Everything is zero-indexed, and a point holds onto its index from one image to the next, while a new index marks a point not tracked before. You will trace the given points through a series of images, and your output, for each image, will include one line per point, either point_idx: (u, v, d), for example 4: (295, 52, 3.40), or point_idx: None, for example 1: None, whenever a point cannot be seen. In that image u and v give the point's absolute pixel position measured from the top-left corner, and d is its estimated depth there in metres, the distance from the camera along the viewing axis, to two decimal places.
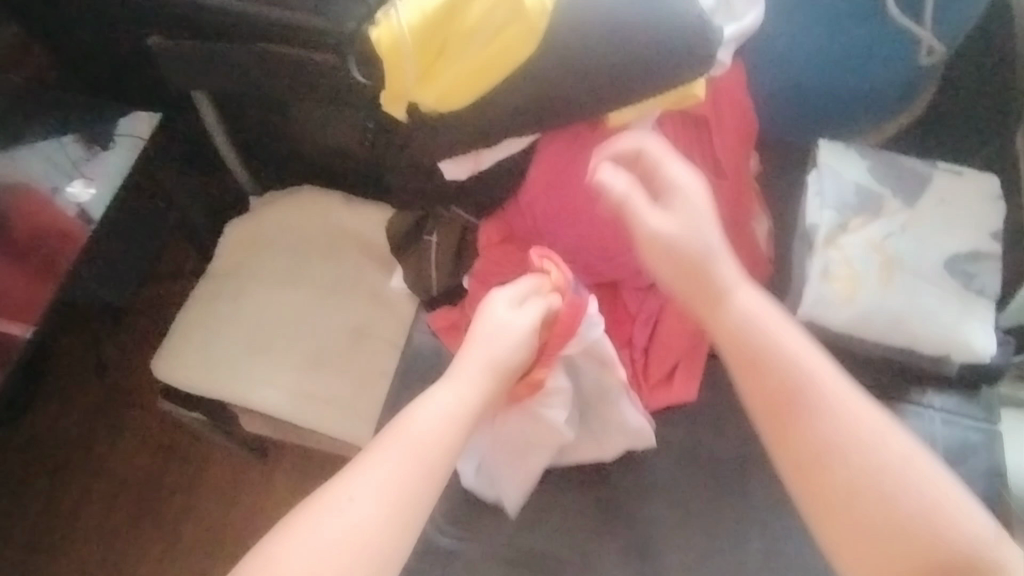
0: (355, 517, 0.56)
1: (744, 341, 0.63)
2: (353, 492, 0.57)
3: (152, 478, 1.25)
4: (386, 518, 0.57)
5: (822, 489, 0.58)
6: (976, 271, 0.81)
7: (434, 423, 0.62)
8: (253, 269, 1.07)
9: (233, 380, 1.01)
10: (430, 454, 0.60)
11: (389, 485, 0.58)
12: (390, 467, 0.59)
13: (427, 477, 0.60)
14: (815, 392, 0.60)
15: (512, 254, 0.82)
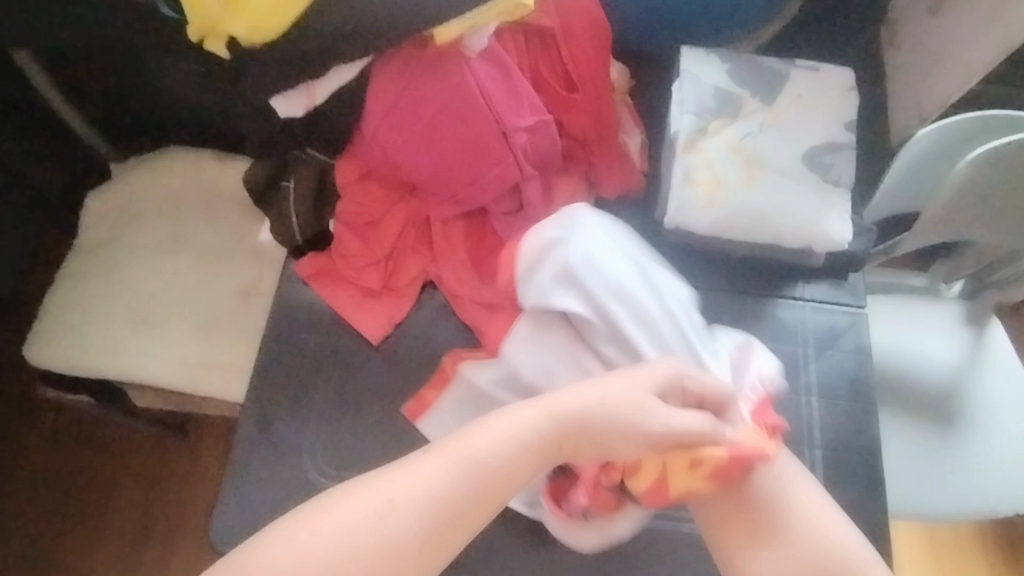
0: (399, 522, 0.53)
1: None
2: (399, 495, 0.54)
3: (62, 473, 1.19)
4: (418, 528, 0.54)
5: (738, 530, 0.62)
6: (832, 162, 0.83)
7: (502, 445, 0.58)
8: (125, 241, 1.03)
9: (113, 357, 0.98)
10: (490, 479, 0.57)
11: (419, 492, 0.55)
12: (440, 480, 0.56)
13: (473, 505, 0.56)
14: (783, 482, 0.63)
15: (370, 192, 0.83)
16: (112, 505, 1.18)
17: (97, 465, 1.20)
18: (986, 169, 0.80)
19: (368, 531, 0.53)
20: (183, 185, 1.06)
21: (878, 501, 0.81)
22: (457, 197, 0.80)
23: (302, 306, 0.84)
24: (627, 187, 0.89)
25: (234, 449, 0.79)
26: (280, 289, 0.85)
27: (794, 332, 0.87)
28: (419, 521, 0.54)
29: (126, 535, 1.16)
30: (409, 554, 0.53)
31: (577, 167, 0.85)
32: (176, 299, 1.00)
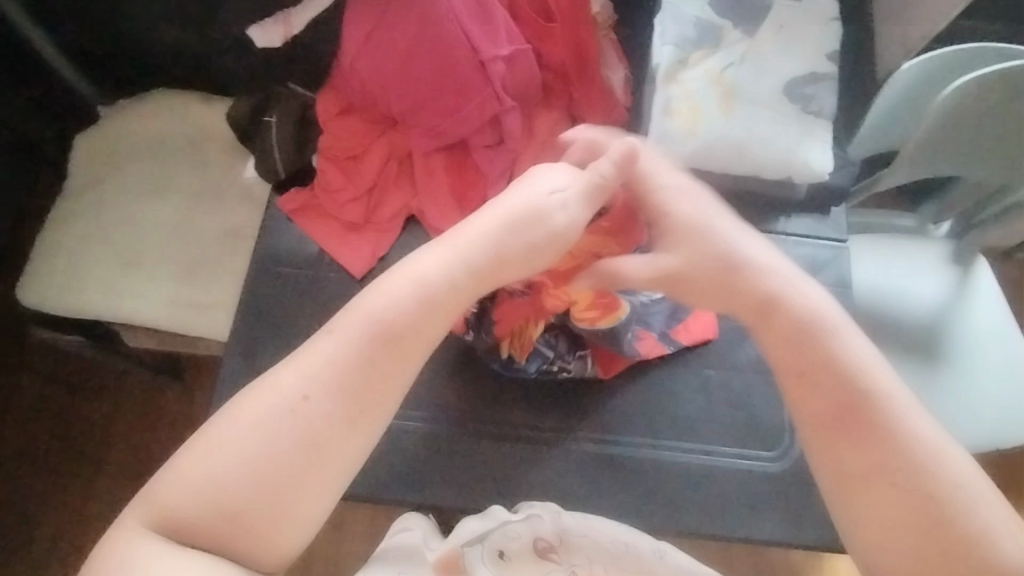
0: (217, 480, 0.51)
1: (803, 334, 0.59)
2: (213, 467, 0.51)
3: (64, 414, 1.22)
4: (318, 440, 0.53)
5: (811, 395, 0.58)
6: (813, 93, 0.83)
7: (417, 301, 0.57)
8: (112, 182, 1.03)
9: (102, 297, 0.98)
10: (306, 420, 0.53)
11: (231, 456, 0.52)
12: (313, 401, 0.54)
13: (393, 356, 0.56)
14: (783, 291, 0.61)
15: (352, 126, 0.85)
16: (111, 446, 1.21)
17: (96, 408, 1.22)
18: (964, 102, 0.79)
19: (254, 457, 0.52)
20: (169, 126, 1.06)
21: None
22: (437, 127, 0.81)
23: (286, 243, 0.85)
24: (609, 122, 0.90)
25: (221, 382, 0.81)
26: (264, 227, 0.86)
27: None
28: (330, 451, 0.53)
29: (126, 475, 1.19)
30: (318, 472, 0.53)
31: (557, 100, 0.87)
32: (163, 240, 1.01)
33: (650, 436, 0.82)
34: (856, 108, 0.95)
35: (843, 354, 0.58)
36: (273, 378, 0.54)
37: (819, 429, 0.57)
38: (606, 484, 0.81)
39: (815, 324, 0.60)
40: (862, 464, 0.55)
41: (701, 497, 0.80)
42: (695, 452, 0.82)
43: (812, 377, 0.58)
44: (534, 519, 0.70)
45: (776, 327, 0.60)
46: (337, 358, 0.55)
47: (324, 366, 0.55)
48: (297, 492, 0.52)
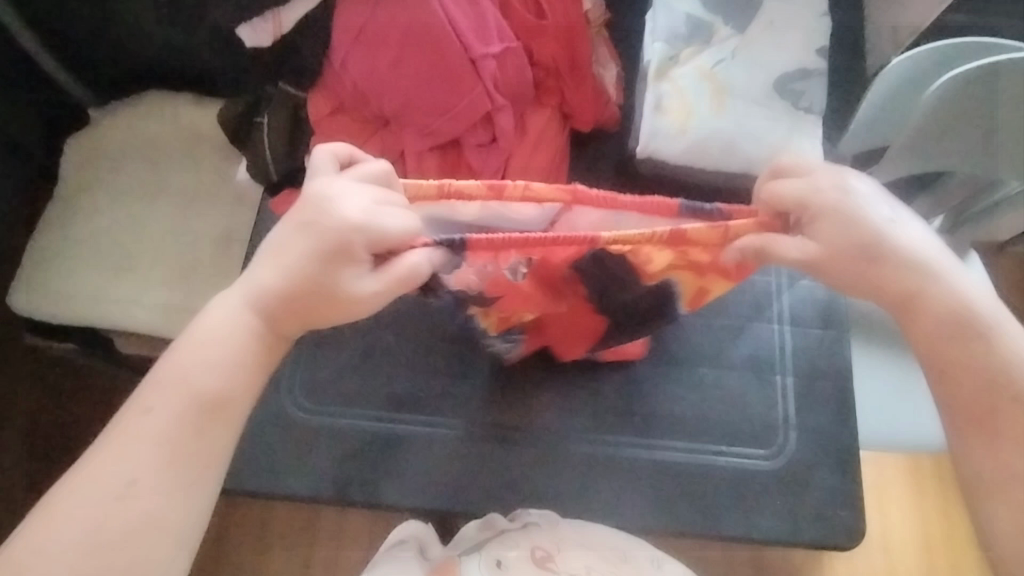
0: (120, 487, 0.57)
1: (938, 317, 0.69)
2: (120, 487, 0.57)
3: (58, 420, 1.21)
4: (182, 484, 0.59)
5: (957, 388, 0.69)
6: (803, 89, 0.84)
7: (221, 339, 0.61)
8: (103, 186, 1.03)
9: (93, 302, 0.98)
10: (192, 414, 0.60)
11: (123, 469, 0.58)
12: (144, 442, 0.59)
13: (224, 389, 0.61)
14: (930, 289, 0.69)
15: (344, 126, 0.84)
16: None
17: (89, 414, 1.21)
18: (953, 98, 0.80)
19: (109, 511, 0.56)
20: (160, 129, 1.05)
21: (843, 427, 0.83)
22: (428, 126, 0.80)
23: None
24: (601, 119, 0.90)
25: None
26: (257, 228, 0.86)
27: (769, 262, 0.89)
28: (165, 508, 0.58)
29: None
30: (191, 507, 0.59)
31: (549, 98, 0.87)
32: (156, 244, 1.01)
33: (646, 434, 0.82)
34: (847, 104, 0.95)
35: (987, 320, 0.69)
36: (123, 424, 0.59)
37: (971, 415, 0.68)
38: (603, 482, 0.80)
39: (967, 310, 0.69)
40: (984, 408, 0.67)
41: (696, 494, 0.80)
42: (692, 449, 0.82)
43: (963, 365, 0.68)
44: (532, 527, 0.73)
45: (929, 329, 0.70)
46: (163, 428, 0.59)
47: (167, 414, 0.59)
48: (177, 508, 0.58)
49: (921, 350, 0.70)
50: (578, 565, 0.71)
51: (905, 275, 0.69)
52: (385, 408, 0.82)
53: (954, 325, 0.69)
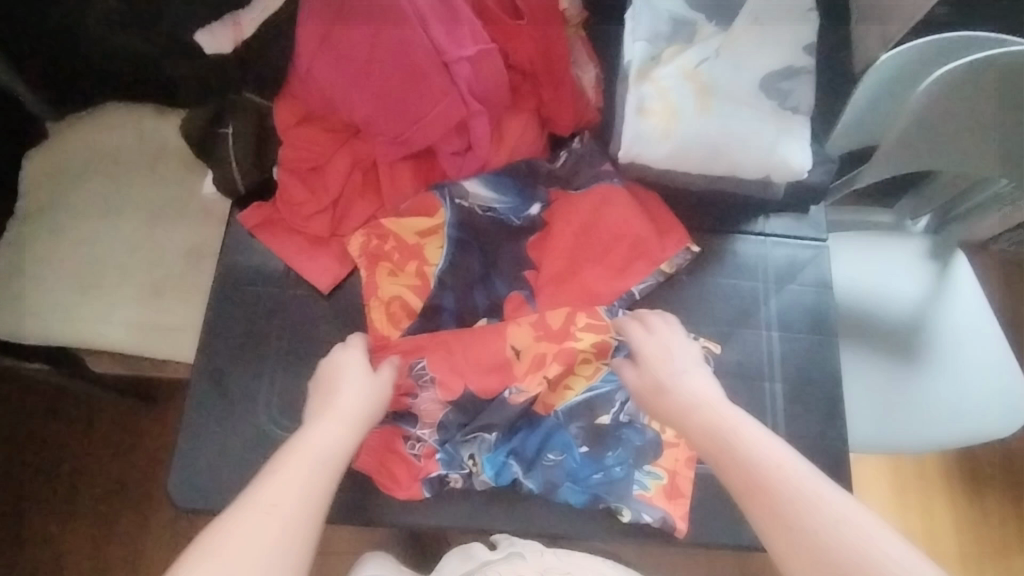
0: (245, 541, 0.49)
1: (756, 470, 0.56)
2: (241, 540, 0.49)
3: (31, 441, 1.17)
4: (286, 526, 0.51)
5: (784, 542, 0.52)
6: (790, 88, 0.81)
7: (330, 441, 0.60)
8: (66, 200, 0.99)
9: (59, 322, 0.93)
10: (310, 499, 0.54)
11: (259, 528, 0.50)
12: (276, 512, 0.51)
13: (328, 472, 0.57)
14: (756, 452, 0.57)
15: (313, 136, 0.81)
16: (82, 475, 1.16)
17: (63, 434, 1.17)
18: (942, 93, 0.77)
19: (245, 555, 0.48)
20: (124, 140, 1.01)
21: (835, 436, 0.80)
22: (402, 135, 0.78)
23: (248, 258, 0.82)
24: (582, 123, 0.87)
25: (187, 405, 0.77)
26: (226, 243, 0.82)
27: (755, 266, 0.86)
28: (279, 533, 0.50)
29: (98, 502, 1.15)
30: (288, 556, 0.49)
31: (527, 102, 0.84)
32: (123, 258, 0.97)
33: None
34: (834, 101, 0.93)
35: (808, 489, 0.54)
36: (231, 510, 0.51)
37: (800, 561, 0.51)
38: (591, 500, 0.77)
39: (796, 477, 0.54)
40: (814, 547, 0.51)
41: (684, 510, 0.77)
42: None
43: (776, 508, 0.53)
44: (516, 558, 0.67)
45: (756, 469, 0.56)
46: (307, 478, 0.55)
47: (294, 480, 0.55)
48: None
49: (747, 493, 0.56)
50: None
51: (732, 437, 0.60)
52: None
53: (757, 490, 0.56)
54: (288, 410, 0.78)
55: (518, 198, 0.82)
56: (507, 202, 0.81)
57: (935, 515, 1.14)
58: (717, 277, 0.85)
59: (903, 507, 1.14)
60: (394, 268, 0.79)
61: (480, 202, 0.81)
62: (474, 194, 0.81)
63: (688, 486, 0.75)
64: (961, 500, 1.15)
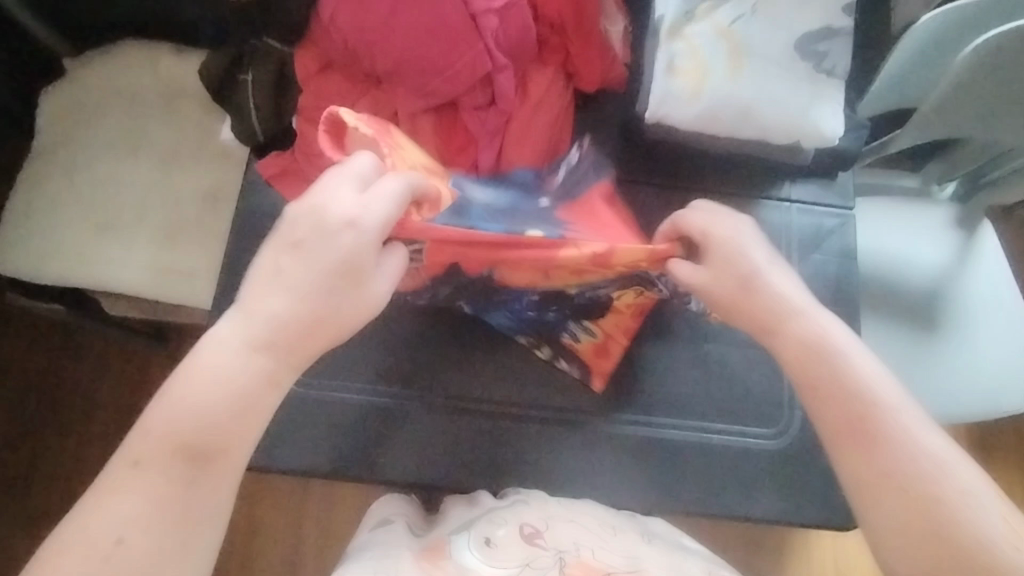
0: (150, 473, 0.51)
1: (813, 359, 0.60)
2: (152, 471, 0.51)
3: (51, 377, 1.19)
4: (197, 438, 0.52)
5: (837, 428, 0.57)
6: (826, 50, 0.79)
7: (260, 332, 0.55)
8: (82, 141, 0.98)
9: (77, 264, 0.94)
10: (222, 406, 0.53)
11: (166, 450, 0.52)
12: (183, 444, 0.52)
13: (259, 391, 0.55)
14: (821, 342, 0.60)
15: (334, 86, 0.79)
16: (99, 413, 1.18)
17: (81, 372, 1.19)
18: (985, 62, 0.74)
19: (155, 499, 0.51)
20: (139, 81, 1.00)
21: None
22: (426, 87, 0.75)
23: (265, 209, 0.81)
24: (608, 79, 0.85)
25: None
26: (243, 192, 0.82)
27: (779, 233, 0.84)
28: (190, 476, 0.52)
29: (115, 438, 1.17)
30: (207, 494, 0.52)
31: (553, 56, 0.82)
32: (139, 202, 0.96)
33: (642, 411, 0.79)
34: (869, 64, 0.90)
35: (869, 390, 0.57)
36: (106, 478, 0.51)
37: (843, 437, 0.57)
38: (601, 460, 0.78)
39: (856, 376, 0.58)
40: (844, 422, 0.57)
41: (691, 472, 0.78)
42: (695, 426, 0.79)
43: (823, 391, 0.58)
44: (521, 506, 0.68)
45: (821, 361, 0.59)
46: (212, 376, 0.53)
47: (202, 390, 0.53)
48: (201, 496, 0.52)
49: (801, 377, 0.60)
50: (567, 539, 0.64)
51: (803, 331, 0.61)
52: (375, 381, 0.79)
53: (855, 424, 0.57)
54: None
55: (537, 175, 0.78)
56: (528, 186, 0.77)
57: None
58: None
59: None
60: None
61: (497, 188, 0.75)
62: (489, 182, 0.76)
63: (616, 350, 0.79)
64: None
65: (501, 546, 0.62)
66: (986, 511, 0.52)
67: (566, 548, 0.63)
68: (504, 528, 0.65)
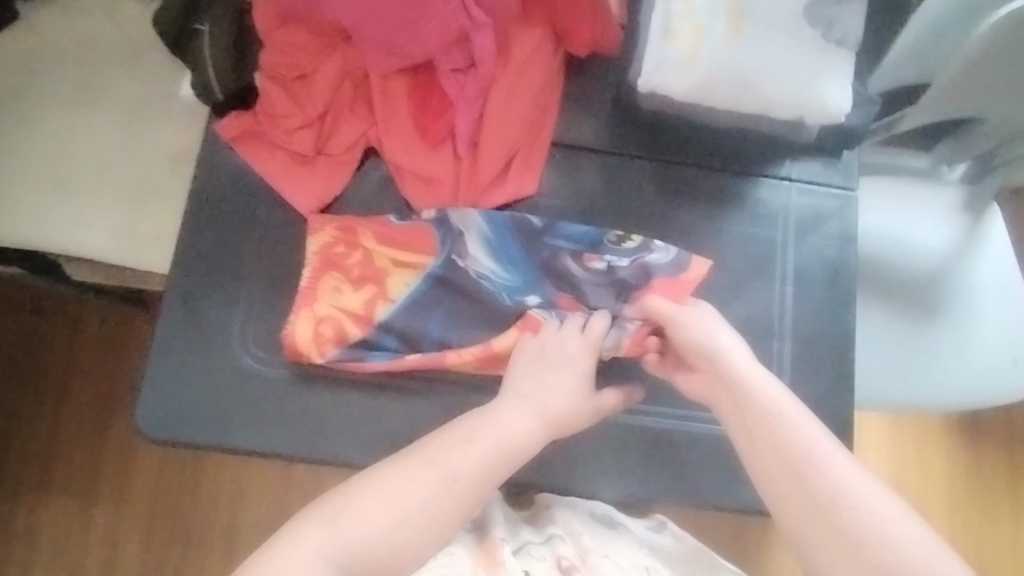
0: (438, 471, 0.60)
1: (737, 389, 0.64)
2: (435, 481, 0.60)
3: (16, 341, 1.15)
4: (463, 481, 0.61)
5: (774, 472, 0.59)
6: (836, 17, 0.72)
7: (506, 432, 0.64)
8: (35, 93, 0.91)
9: (31, 229, 0.88)
10: (499, 451, 0.63)
11: (450, 461, 0.61)
12: (432, 497, 0.59)
13: (494, 453, 0.63)
14: (733, 370, 0.64)
15: (297, 40, 0.73)
16: (67, 378, 1.14)
17: (46, 337, 1.15)
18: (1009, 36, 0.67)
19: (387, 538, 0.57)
20: (97, 30, 0.94)
21: (843, 401, 0.75)
22: (395, 45, 0.71)
23: (224, 174, 0.75)
24: (599, 42, 0.78)
25: (155, 330, 0.72)
26: (200, 155, 0.75)
27: (776, 215, 0.78)
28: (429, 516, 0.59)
29: (82, 402, 1.14)
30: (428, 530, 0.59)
31: (539, 15, 0.75)
32: (98, 160, 0.90)
33: (626, 402, 0.73)
34: (886, 32, 0.83)
35: (784, 422, 0.61)
36: (386, 484, 0.59)
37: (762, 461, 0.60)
38: (580, 452, 0.72)
39: (764, 407, 0.62)
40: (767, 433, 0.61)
41: (672, 464, 0.72)
42: (681, 415, 0.73)
43: (758, 434, 0.61)
44: (556, 539, 0.70)
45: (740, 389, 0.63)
46: (491, 444, 0.63)
47: (480, 450, 0.62)
48: (442, 518, 0.59)
49: (749, 398, 0.63)
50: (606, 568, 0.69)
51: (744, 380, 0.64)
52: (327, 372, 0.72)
53: (782, 472, 0.59)
54: (265, 340, 0.72)
55: (519, 279, 0.73)
56: (506, 278, 0.73)
57: (927, 475, 1.12)
58: (733, 223, 0.78)
59: (896, 464, 1.12)
60: (342, 283, 0.72)
61: (477, 268, 0.72)
62: (473, 257, 0.73)
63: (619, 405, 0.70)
64: (955, 460, 1.13)
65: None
66: (906, 536, 0.54)
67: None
68: (542, 562, 0.69)
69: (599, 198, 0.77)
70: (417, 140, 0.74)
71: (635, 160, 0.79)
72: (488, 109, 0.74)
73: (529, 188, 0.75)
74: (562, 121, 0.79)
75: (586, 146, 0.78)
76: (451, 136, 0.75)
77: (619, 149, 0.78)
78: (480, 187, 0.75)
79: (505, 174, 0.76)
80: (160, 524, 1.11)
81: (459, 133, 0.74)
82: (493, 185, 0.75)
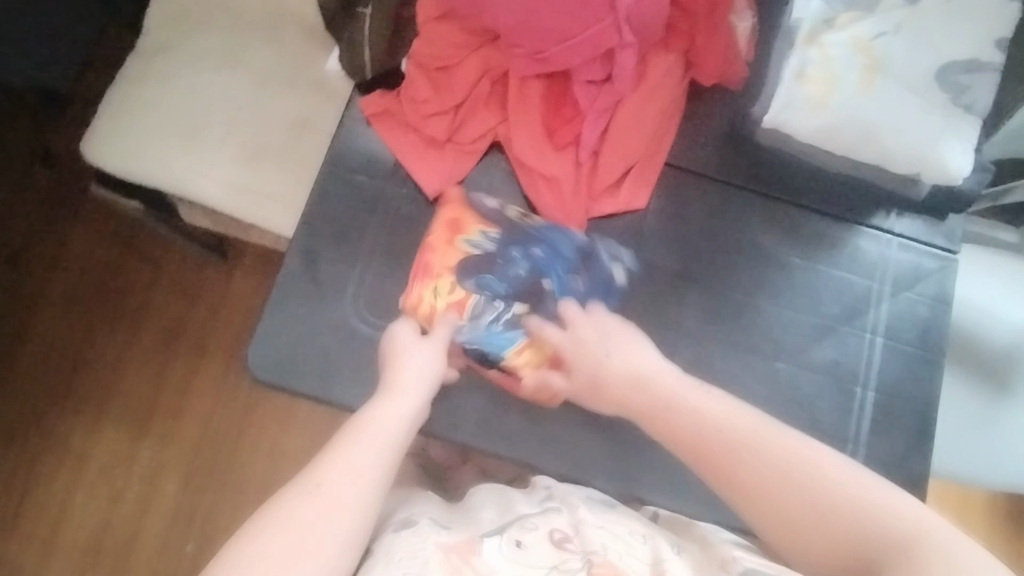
0: (382, 416, 0.63)
1: (664, 399, 0.67)
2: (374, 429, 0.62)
3: (117, 271, 1.22)
4: (396, 424, 0.63)
5: (729, 479, 0.61)
6: (969, 84, 0.73)
7: (423, 373, 0.68)
8: (186, 47, 0.99)
9: (165, 170, 0.95)
10: (423, 387, 0.67)
11: (385, 409, 0.64)
12: (371, 443, 0.61)
13: (421, 399, 0.67)
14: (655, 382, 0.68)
15: (449, 33, 0.78)
16: (158, 313, 1.22)
17: (146, 272, 1.23)
18: None
19: (349, 484, 0.58)
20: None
21: (915, 456, 0.76)
22: (543, 52, 0.75)
23: (360, 148, 0.80)
24: (726, 75, 0.82)
25: (276, 281, 0.78)
26: (341, 127, 0.81)
27: (874, 265, 0.80)
28: (381, 461, 0.60)
29: (168, 338, 1.21)
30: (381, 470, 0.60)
31: (677, 42, 0.79)
32: (235, 116, 0.97)
33: None
34: None
35: (720, 427, 0.63)
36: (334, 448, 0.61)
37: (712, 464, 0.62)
38: (651, 459, 0.75)
39: (697, 415, 0.65)
40: (709, 444, 0.63)
41: None
42: None
43: (699, 439, 0.64)
44: (552, 512, 0.64)
45: (668, 402, 0.66)
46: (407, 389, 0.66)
47: (411, 397, 0.66)
48: (391, 454, 0.61)
49: (677, 409, 0.66)
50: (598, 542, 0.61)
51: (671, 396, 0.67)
52: None
53: (734, 469, 0.61)
54: (374, 306, 0.77)
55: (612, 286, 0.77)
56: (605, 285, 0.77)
57: None
58: (830, 266, 0.80)
59: None
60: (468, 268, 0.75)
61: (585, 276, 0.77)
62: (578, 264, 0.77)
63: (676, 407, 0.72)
64: (1003, 538, 1.12)
65: (529, 548, 0.59)
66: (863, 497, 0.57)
67: (594, 550, 0.60)
68: (534, 533, 0.61)
69: (704, 223, 0.80)
70: (543, 142, 0.78)
71: (743, 192, 0.81)
72: (614, 123, 0.78)
73: (639, 203, 0.79)
74: (679, 144, 0.82)
75: (699, 171, 0.81)
76: (574, 143, 0.79)
77: (730, 179, 0.81)
78: (594, 194, 0.79)
79: (619, 185, 0.79)
80: (207, 461, 1.17)
81: (584, 141, 0.78)
82: (606, 194, 0.79)
